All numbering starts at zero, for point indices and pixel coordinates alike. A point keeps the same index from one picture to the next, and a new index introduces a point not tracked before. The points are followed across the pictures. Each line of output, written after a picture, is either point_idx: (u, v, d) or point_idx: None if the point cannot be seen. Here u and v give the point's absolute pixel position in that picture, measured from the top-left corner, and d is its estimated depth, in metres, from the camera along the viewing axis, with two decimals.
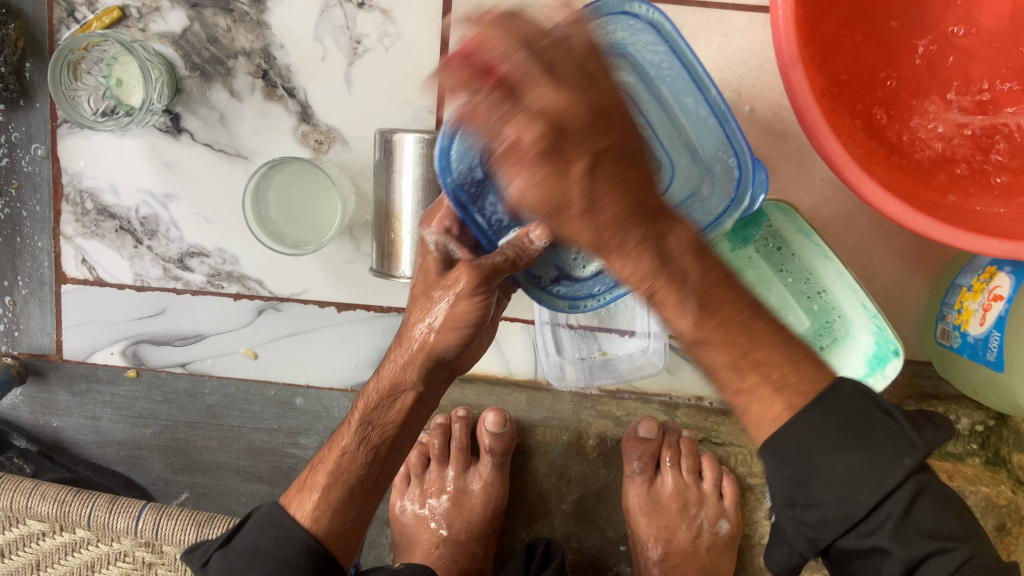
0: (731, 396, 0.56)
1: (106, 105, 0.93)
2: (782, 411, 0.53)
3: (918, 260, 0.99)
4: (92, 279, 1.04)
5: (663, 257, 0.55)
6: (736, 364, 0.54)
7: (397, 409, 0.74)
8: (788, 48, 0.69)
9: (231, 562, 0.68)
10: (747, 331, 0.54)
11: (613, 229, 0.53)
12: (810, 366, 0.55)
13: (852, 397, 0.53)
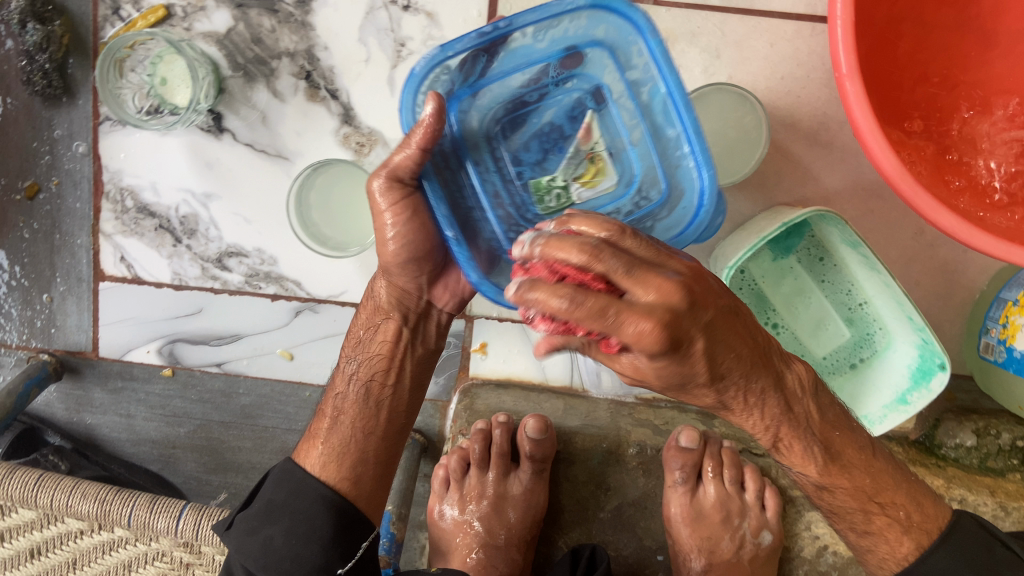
0: (854, 533, 0.81)
1: (149, 104, 0.93)
2: (910, 552, 0.77)
3: (960, 272, 0.98)
4: (130, 277, 1.04)
5: (786, 411, 0.72)
6: (864, 506, 0.78)
7: (380, 341, 0.83)
8: (846, 60, 0.69)
9: (251, 520, 0.77)
10: (870, 470, 0.77)
11: (701, 382, 0.59)
12: (930, 504, 0.78)
13: (970, 531, 0.76)
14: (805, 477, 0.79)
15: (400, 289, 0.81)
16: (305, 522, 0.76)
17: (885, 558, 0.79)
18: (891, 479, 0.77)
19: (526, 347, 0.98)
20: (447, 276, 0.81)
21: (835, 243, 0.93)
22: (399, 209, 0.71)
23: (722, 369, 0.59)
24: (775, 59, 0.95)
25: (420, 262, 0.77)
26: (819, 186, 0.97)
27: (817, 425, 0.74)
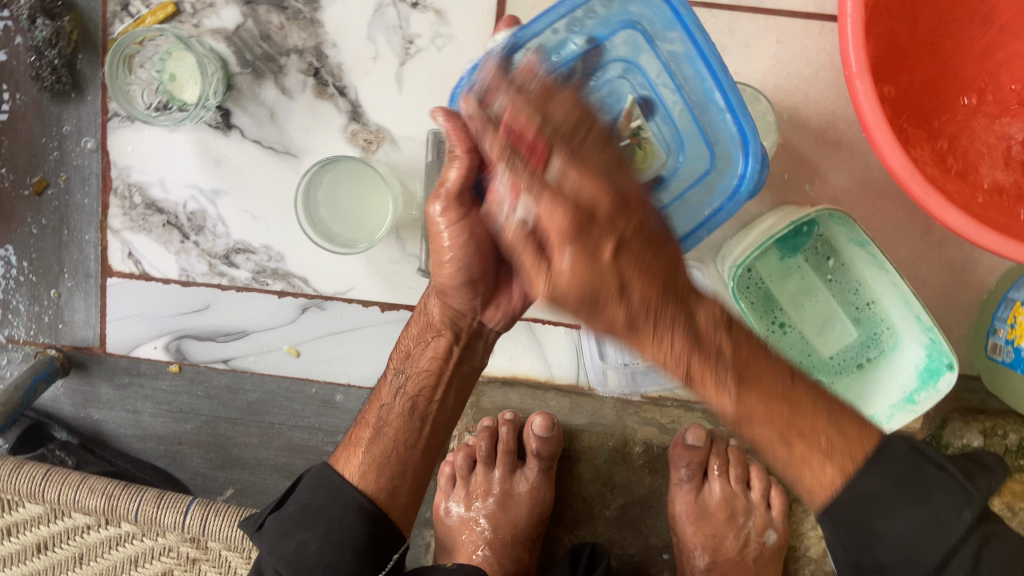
0: (780, 462, 0.61)
1: (158, 100, 0.93)
2: (835, 476, 0.57)
3: (968, 273, 0.98)
4: (138, 273, 1.04)
5: (697, 340, 0.61)
6: (782, 432, 0.60)
7: (429, 356, 0.80)
8: (857, 58, 0.69)
9: (285, 523, 0.74)
10: (788, 398, 0.60)
11: (646, 319, 0.60)
12: (853, 428, 0.59)
13: (898, 452, 0.57)
14: (722, 411, 0.62)
15: (455, 310, 0.77)
16: (340, 530, 0.73)
17: (813, 482, 0.58)
18: (809, 403, 0.60)
19: (531, 344, 0.96)
20: (495, 294, 0.77)
21: (843, 242, 0.93)
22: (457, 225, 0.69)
23: (659, 322, 0.60)
24: (784, 58, 0.95)
25: (476, 283, 0.74)
26: (827, 185, 0.97)
27: (731, 356, 0.61)
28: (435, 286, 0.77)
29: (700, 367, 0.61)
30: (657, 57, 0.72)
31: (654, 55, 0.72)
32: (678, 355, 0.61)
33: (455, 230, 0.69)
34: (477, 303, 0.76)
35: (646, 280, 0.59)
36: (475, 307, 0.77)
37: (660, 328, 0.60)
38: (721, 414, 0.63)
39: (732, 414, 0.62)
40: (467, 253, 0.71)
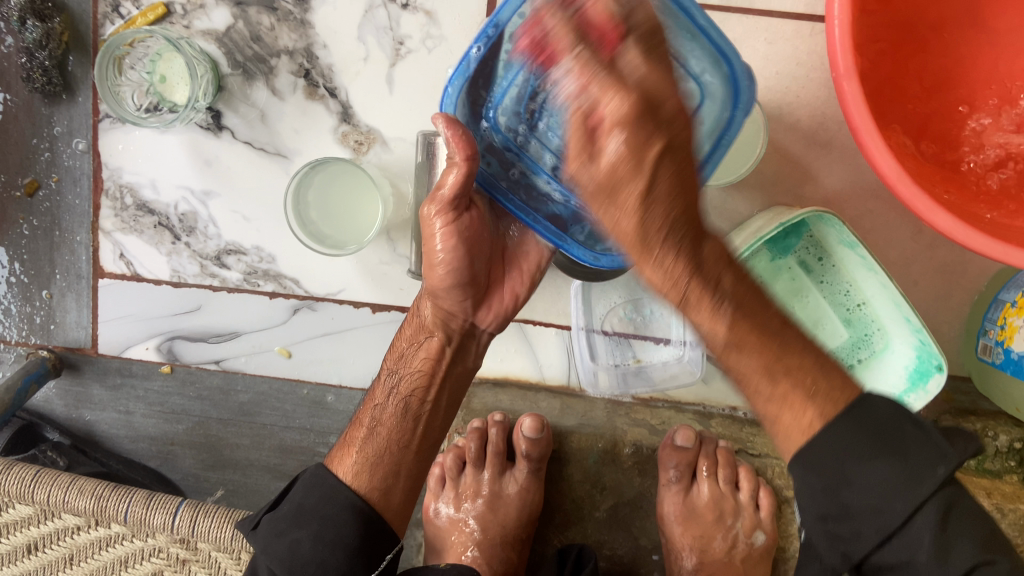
0: (761, 401, 0.60)
1: (149, 101, 0.93)
2: (813, 416, 0.56)
3: (959, 274, 0.98)
4: (130, 274, 1.04)
5: (698, 263, 0.60)
6: (772, 368, 0.59)
7: (422, 357, 0.82)
8: (844, 61, 0.69)
9: (279, 523, 0.73)
10: (777, 334, 0.60)
11: (658, 236, 0.59)
12: (838, 375, 0.59)
13: (880, 408, 0.55)
14: (713, 340, 0.61)
15: (446, 311, 0.80)
16: (333, 530, 0.72)
17: (787, 431, 0.58)
18: (798, 342, 0.60)
19: (522, 346, 0.96)
20: (486, 296, 0.82)
21: (833, 244, 0.93)
22: (453, 228, 0.73)
23: (673, 245, 0.59)
24: (775, 59, 0.95)
25: (466, 286, 0.78)
26: (817, 186, 0.97)
27: (728, 286, 0.61)
28: (427, 288, 0.81)
29: (697, 291, 0.60)
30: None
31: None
32: (676, 277, 0.60)
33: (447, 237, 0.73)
34: (469, 305, 0.81)
35: (676, 196, 0.58)
36: (467, 308, 0.81)
37: (669, 249, 0.59)
38: (708, 342, 0.62)
39: (721, 339, 0.60)
40: (462, 256, 0.75)
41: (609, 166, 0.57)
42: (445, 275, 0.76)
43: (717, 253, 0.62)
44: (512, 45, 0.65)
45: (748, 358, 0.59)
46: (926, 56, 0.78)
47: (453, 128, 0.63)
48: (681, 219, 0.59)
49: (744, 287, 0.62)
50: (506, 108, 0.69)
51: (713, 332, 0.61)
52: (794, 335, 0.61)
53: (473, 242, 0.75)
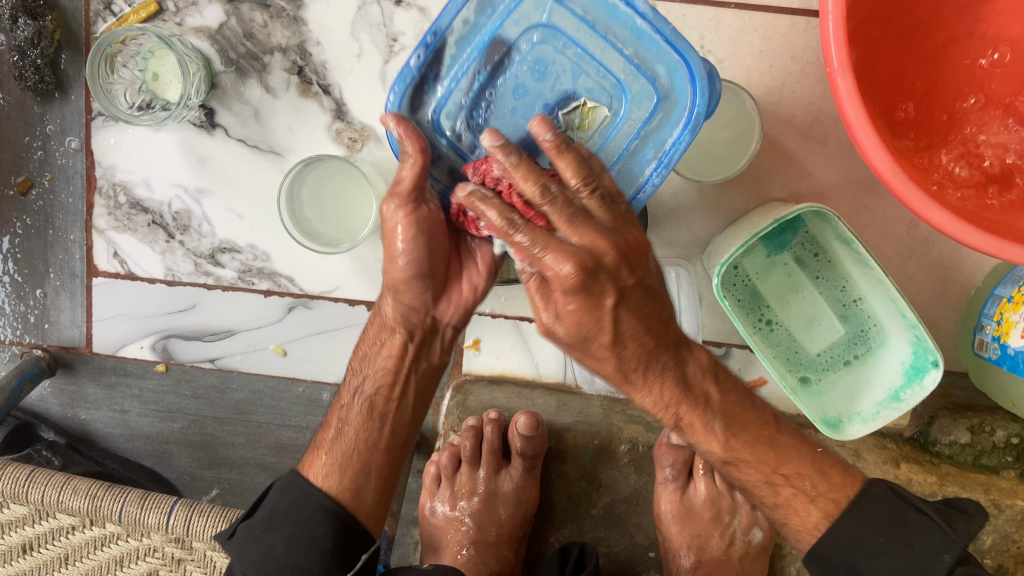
0: (767, 507, 0.79)
1: (142, 99, 0.93)
2: (820, 522, 0.76)
3: (955, 270, 0.98)
4: (123, 272, 1.04)
5: (684, 389, 0.73)
6: (770, 477, 0.77)
7: (385, 355, 0.79)
8: (837, 54, 0.68)
9: (255, 528, 0.75)
10: (772, 442, 0.78)
11: (641, 370, 0.70)
12: (838, 477, 0.78)
13: (883, 499, 0.75)
14: (711, 453, 0.77)
15: (407, 306, 0.77)
16: (305, 533, 0.73)
17: (807, 531, 0.76)
18: (791, 443, 0.79)
19: (518, 343, 0.97)
20: (448, 288, 0.78)
21: (829, 240, 0.93)
22: (557, 200, 0.61)
23: (659, 378, 0.71)
24: (769, 54, 0.94)
25: (426, 276, 0.74)
26: (813, 182, 0.97)
27: (717, 403, 0.75)
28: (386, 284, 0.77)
29: (688, 414, 0.75)
30: (571, 11, 0.69)
31: (568, 11, 0.69)
32: (666, 397, 0.73)
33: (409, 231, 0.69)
34: (429, 298, 0.77)
35: (637, 330, 0.66)
36: (427, 303, 0.77)
37: (651, 379, 0.70)
38: (708, 455, 0.79)
39: (718, 451, 0.77)
40: (637, 346, 0.67)
41: (576, 318, 0.63)
42: (566, 331, 0.64)
43: (703, 367, 0.75)
44: (453, 45, 0.70)
45: (746, 462, 0.77)
46: (921, 50, 0.77)
47: (404, 126, 0.63)
48: (667, 344, 0.70)
49: (732, 400, 0.77)
50: (452, 109, 0.71)
51: (709, 447, 0.77)
52: (772, 425, 0.79)
53: (643, 322, 0.67)
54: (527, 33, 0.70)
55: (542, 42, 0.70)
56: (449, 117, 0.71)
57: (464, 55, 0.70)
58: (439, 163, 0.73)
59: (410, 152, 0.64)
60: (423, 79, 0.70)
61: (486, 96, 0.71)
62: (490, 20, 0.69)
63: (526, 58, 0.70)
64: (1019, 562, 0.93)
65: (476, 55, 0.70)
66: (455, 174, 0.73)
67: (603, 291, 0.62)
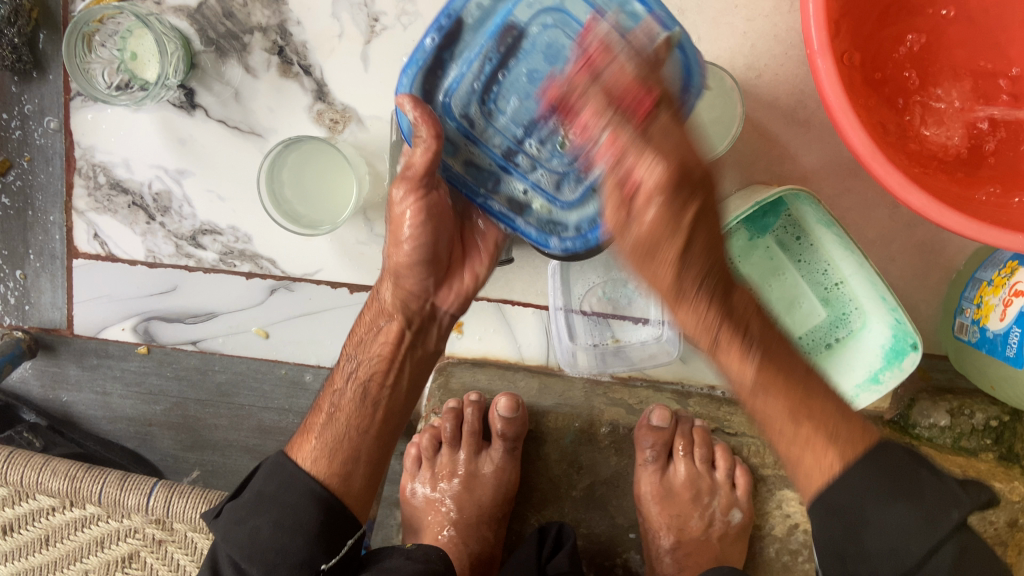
0: (784, 442, 0.65)
1: (120, 79, 0.92)
2: (834, 461, 0.62)
3: (936, 253, 0.98)
4: (104, 254, 1.03)
5: (727, 309, 0.63)
6: (796, 411, 0.64)
7: (381, 341, 0.80)
8: (817, 37, 0.68)
9: (240, 510, 0.73)
10: (804, 382, 0.65)
11: (694, 285, 0.61)
12: (859, 424, 0.64)
13: (893, 453, 0.62)
14: (741, 380, 0.65)
15: (407, 291, 0.78)
16: (293, 515, 0.71)
17: (808, 475, 0.63)
18: (822, 389, 0.65)
19: (500, 325, 0.98)
20: (448, 276, 0.80)
21: (810, 222, 0.93)
22: (636, 155, 0.56)
23: (705, 290, 0.61)
24: (753, 36, 0.94)
25: (430, 261, 0.76)
26: (796, 165, 0.97)
27: (758, 331, 0.64)
28: (387, 267, 0.78)
29: (727, 335, 0.64)
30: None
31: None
32: (709, 316, 0.63)
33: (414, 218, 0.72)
34: (430, 284, 0.78)
35: (708, 254, 0.60)
36: (429, 289, 0.79)
37: (702, 291, 0.61)
38: (735, 383, 0.66)
39: (750, 382, 0.65)
40: (687, 271, 0.60)
41: (648, 227, 0.57)
42: (646, 234, 0.57)
43: (745, 300, 0.65)
44: (466, 27, 0.67)
45: (776, 400, 0.64)
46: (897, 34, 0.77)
47: (418, 108, 0.63)
48: (713, 267, 0.61)
49: (772, 333, 0.65)
50: (462, 94, 0.69)
51: (741, 377, 0.64)
52: (813, 375, 0.66)
53: (712, 248, 0.60)
54: (539, 17, 0.67)
55: (553, 26, 0.66)
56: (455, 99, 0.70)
57: (472, 38, 0.67)
58: (452, 152, 0.73)
59: (423, 139, 0.65)
60: (434, 64, 0.68)
61: (497, 79, 0.69)
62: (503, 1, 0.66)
63: (537, 44, 0.67)
64: (996, 545, 0.92)
65: (488, 39, 0.67)
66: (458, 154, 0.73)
67: (691, 197, 0.56)
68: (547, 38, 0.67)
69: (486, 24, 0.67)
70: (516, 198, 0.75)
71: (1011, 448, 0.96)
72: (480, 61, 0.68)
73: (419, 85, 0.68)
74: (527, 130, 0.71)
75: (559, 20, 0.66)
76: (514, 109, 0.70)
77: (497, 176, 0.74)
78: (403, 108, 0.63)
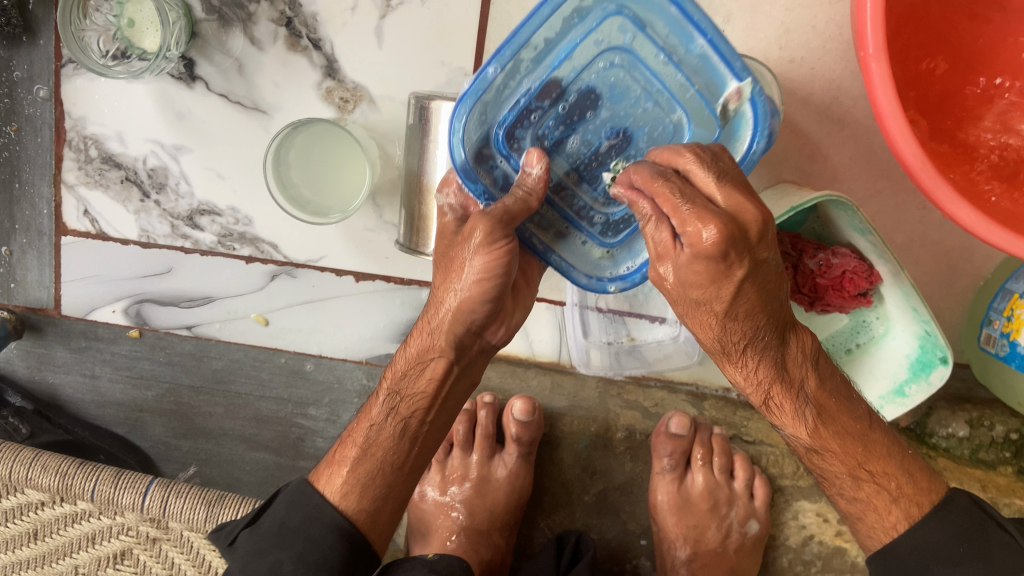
0: (845, 498, 0.74)
1: (116, 48, 0.85)
2: (896, 521, 0.70)
3: (964, 260, 0.93)
4: (95, 232, 0.98)
5: (779, 371, 0.67)
6: (854, 471, 0.71)
7: (426, 378, 0.69)
8: (874, 39, 0.63)
9: (261, 541, 0.69)
10: (865, 443, 0.71)
11: (743, 347, 0.64)
12: (921, 475, 0.71)
13: (961, 505, 0.69)
14: (796, 439, 0.72)
15: (460, 330, 0.66)
16: (316, 549, 0.67)
17: (874, 529, 0.72)
18: (879, 445, 0.71)
19: None
20: (503, 312, 0.68)
21: (842, 227, 0.85)
22: (700, 205, 0.54)
23: (760, 351, 0.64)
24: (791, 26, 0.88)
25: (498, 299, 0.64)
26: (826, 164, 0.92)
27: (813, 391, 0.68)
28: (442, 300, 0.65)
29: (779, 393, 0.69)
30: (652, 40, 0.58)
31: (651, 39, 0.58)
32: (761, 377, 0.67)
33: (498, 255, 0.61)
34: (488, 321, 0.66)
35: (766, 323, 0.62)
36: (486, 326, 0.67)
37: (752, 352, 0.65)
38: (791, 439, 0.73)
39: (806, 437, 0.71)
40: (731, 334, 0.63)
41: (700, 280, 0.56)
42: (687, 281, 0.57)
43: (804, 352, 0.68)
44: (526, 60, 0.59)
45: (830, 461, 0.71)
46: (936, 26, 0.72)
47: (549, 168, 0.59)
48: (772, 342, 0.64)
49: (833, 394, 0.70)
50: (519, 129, 0.61)
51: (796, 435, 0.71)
52: (893, 451, 0.72)
53: (764, 296, 0.60)
54: (605, 54, 0.59)
55: (620, 66, 0.59)
56: (512, 134, 0.61)
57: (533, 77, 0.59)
58: (502, 186, 0.64)
59: (525, 197, 0.60)
60: (491, 96, 0.60)
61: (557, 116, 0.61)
62: (569, 32, 0.58)
63: (600, 84, 0.60)
64: None
65: (551, 72, 0.59)
66: (506, 187, 0.64)
67: (735, 261, 0.55)
68: (610, 77, 0.59)
69: (549, 57, 0.59)
70: (564, 232, 0.66)
71: None
72: (541, 98, 0.60)
73: (476, 118, 0.60)
74: (584, 169, 0.63)
75: (623, 59, 0.59)
76: (571, 150, 0.62)
77: (543, 210, 0.65)
78: (530, 164, 0.59)
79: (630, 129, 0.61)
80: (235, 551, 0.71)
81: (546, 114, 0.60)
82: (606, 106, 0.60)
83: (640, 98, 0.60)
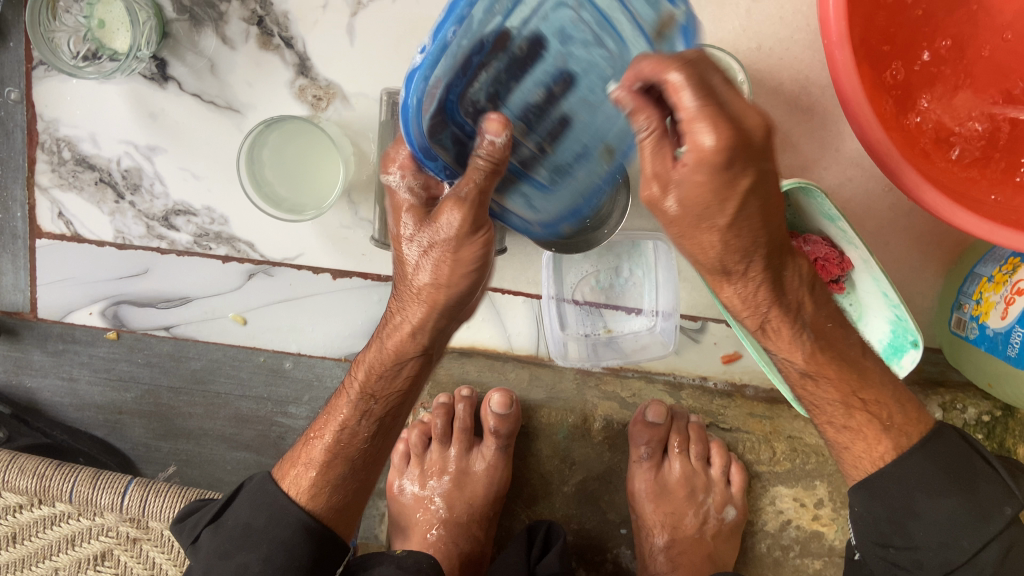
0: (833, 427, 0.74)
1: (87, 48, 0.85)
2: (885, 452, 0.71)
3: (934, 246, 0.94)
4: (69, 235, 0.97)
5: (776, 295, 0.67)
6: (848, 400, 0.72)
7: (402, 377, 0.71)
8: (837, 27, 0.64)
9: (225, 542, 0.70)
10: (863, 372, 0.72)
11: (738, 263, 0.63)
12: (911, 409, 0.73)
13: (952, 443, 0.70)
14: (790, 363, 0.72)
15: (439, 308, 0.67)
16: (283, 552, 0.69)
17: (861, 458, 0.73)
18: (877, 377, 0.73)
19: (490, 314, 0.95)
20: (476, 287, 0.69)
21: (813, 214, 0.86)
22: (713, 107, 0.51)
23: (750, 270, 0.64)
24: (758, 19, 0.89)
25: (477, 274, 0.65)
26: (798, 154, 0.92)
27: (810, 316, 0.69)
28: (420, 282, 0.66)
29: (776, 317, 0.68)
30: None
31: None
32: (756, 294, 0.66)
33: (476, 233, 0.62)
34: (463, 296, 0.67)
35: (765, 228, 0.60)
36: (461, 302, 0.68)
37: (752, 272, 0.64)
38: (783, 364, 0.73)
39: (802, 360, 0.71)
40: (729, 250, 0.61)
41: (700, 193, 0.56)
42: (683, 199, 0.57)
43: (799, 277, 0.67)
44: (478, 13, 0.52)
45: (826, 388, 0.72)
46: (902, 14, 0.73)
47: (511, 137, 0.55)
48: (774, 250, 0.63)
49: (821, 316, 0.70)
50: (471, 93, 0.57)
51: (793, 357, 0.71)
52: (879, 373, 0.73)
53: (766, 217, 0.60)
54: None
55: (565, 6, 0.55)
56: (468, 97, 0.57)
57: (486, 31, 0.53)
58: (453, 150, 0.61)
59: (489, 164, 0.56)
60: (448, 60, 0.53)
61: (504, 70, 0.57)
62: None
63: (547, 31, 0.56)
64: None
65: (502, 21, 0.54)
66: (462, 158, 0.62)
67: (742, 171, 0.55)
68: (556, 19, 0.55)
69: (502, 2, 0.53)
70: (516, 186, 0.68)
71: (1002, 443, 0.94)
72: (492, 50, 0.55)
73: (434, 88, 0.54)
74: (533, 115, 0.61)
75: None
76: (522, 99, 0.59)
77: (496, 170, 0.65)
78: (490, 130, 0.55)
79: (576, 71, 0.59)
80: (197, 550, 0.72)
81: (496, 70, 0.57)
82: (554, 52, 0.57)
83: (581, 38, 0.57)
